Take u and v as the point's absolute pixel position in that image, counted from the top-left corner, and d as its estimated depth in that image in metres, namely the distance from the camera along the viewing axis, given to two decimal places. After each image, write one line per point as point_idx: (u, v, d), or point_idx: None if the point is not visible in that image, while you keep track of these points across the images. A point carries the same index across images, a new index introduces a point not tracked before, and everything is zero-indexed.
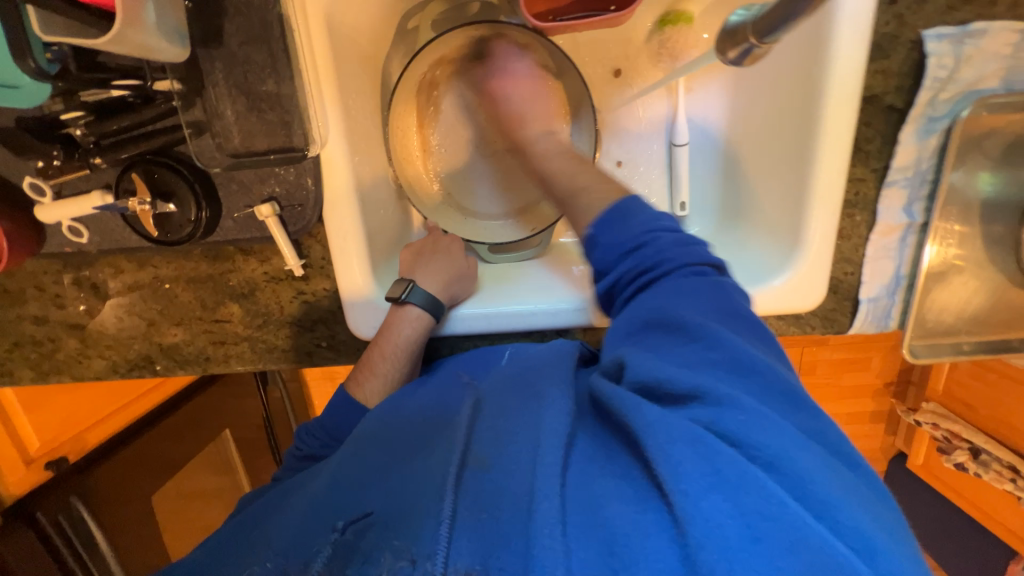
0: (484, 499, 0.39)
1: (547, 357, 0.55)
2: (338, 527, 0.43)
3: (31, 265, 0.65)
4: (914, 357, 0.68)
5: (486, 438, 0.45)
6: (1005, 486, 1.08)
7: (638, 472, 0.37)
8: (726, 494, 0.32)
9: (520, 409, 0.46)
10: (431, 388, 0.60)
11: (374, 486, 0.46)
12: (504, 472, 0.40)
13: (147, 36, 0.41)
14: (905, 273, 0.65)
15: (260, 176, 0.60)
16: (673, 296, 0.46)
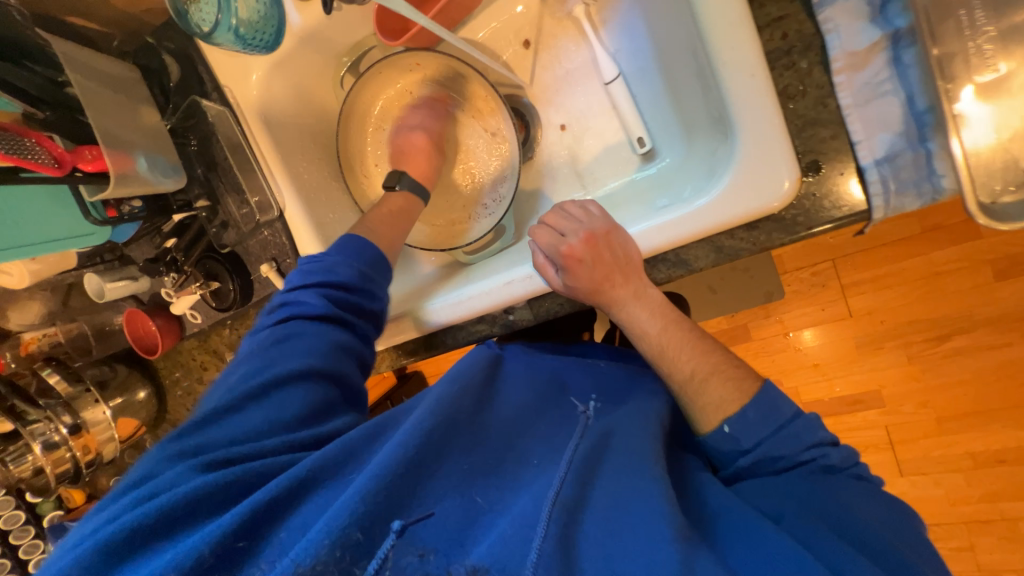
0: (601, 545, 0.44)
1: (632, 422, 0.59)
2: (395, 530, 0.41)
3: (187, 345, 1.00)
4: (1011, 223, 0.42)
5: (597, 493, 0.48)
6: None
7: None
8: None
9: (629, 471, 0.50)
10: (506, 389, 0.63)
11: (448, 482, 0.47)
12: (615, 537, 0.44)
13: (144, 178, 0.64)
14: (925, 106, 0.44)
15: (263, 245, 0.79)
16: (840, 500, 0.49)
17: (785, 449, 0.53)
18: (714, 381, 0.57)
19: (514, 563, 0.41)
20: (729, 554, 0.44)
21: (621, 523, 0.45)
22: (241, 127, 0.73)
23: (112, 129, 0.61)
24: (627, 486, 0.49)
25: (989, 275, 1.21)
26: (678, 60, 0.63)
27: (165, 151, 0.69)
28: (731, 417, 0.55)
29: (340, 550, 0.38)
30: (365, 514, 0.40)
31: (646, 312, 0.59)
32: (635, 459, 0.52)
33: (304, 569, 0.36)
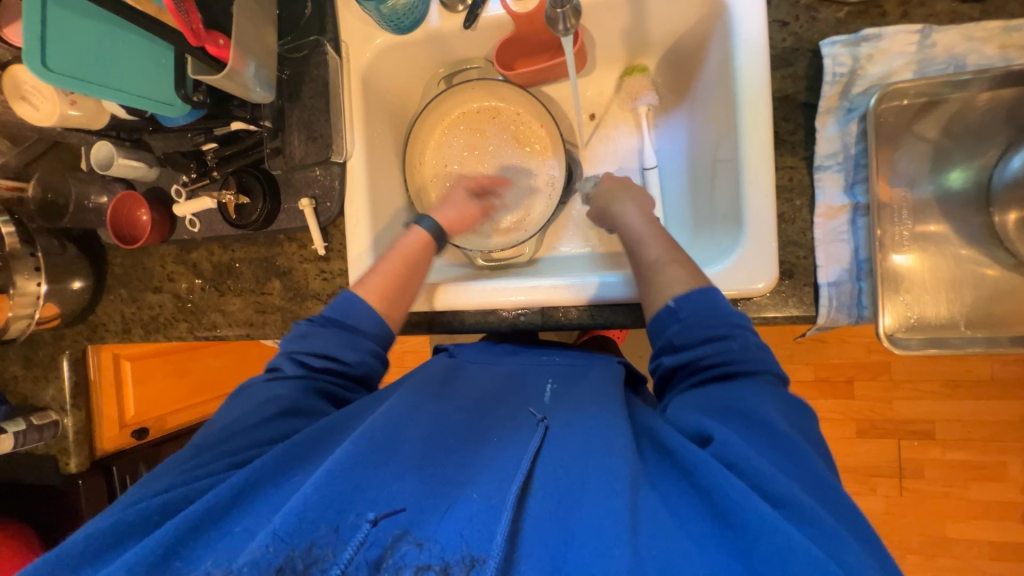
0: (545, 520, 0.45)
1: (581, 404, 0.60)
2: (371, 518, 0.44)
3: (162, 249, 0.95)
4: (902, 349, 0.63)
5: (546, 472, 0.49)
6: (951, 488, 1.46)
7: (698, 521, 0.45)
8: (789, 538, 0.40)
9: (589, 449, 0.51)
10: (462, 381, 0.67)
11: (405, 468, 0.49)
12: (570, 512, 0.45)
13: (246, 79, 0.69)
14: (864, 256, 0.64)
15: (308, 182, 0.83)
16: (755, 394, 0.54)
17: (704, 326, 0.59)
18: (673, 268, 0.66)
19: (484, 539, 0.43)
20: (671, 497, 0.47)
21: (579, 494, 0.47)
22: (342, 80, 0.81)
23: (241, 30, 0.66)
24: (586, 464, 0.49)
25: (853, 429, 1.49)
26: (705, 172, 0.82)
27: (268, 66, 0.74)
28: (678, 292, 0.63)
29: (326, 530, 0.43)
30: (324, 500, 0.44)
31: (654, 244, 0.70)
32: (580, 445, 0.52)
33: (299, 550, 0.41)
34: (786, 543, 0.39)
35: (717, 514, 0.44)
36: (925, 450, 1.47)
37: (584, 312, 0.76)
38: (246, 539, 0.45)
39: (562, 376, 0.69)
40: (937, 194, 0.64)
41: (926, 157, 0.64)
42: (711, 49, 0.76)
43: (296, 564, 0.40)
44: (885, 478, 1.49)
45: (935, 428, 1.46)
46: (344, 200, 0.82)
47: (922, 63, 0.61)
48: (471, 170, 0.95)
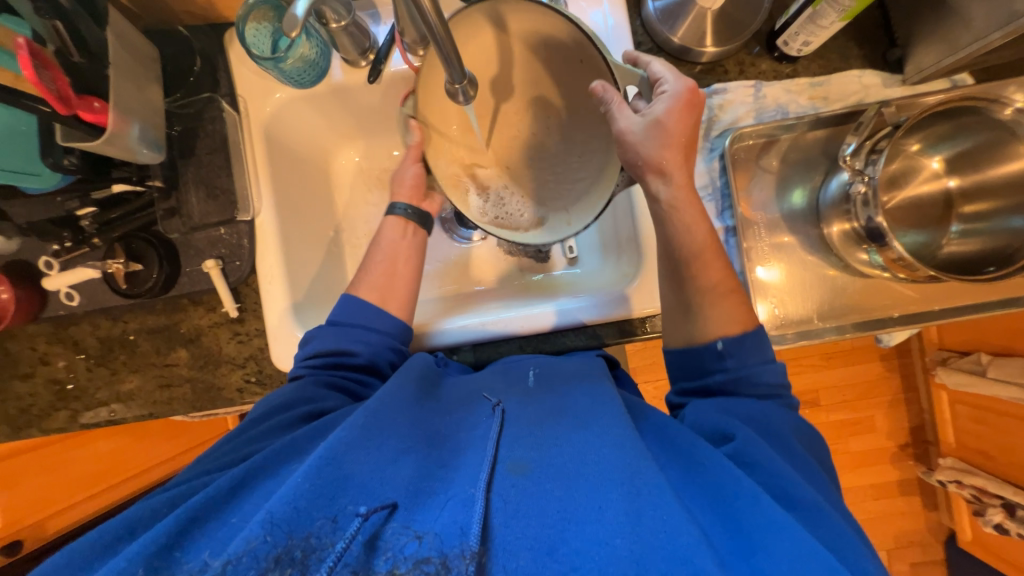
0: (542, 504, 0.40)
1: (589, 385, 0.57)
2: (361, 513, 0.39)
3: (30, 329, 0.83)
4: (776, 345, 0.76)
5: (553, 449, 0.46)
6: (844, 442, 1.69)
7: (706, 511, 0.43)
8: (796, 541, 0.38)
9: (593, 421, 0.49)
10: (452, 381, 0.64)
11: (395, 459, 0.44)
12: (576, 487, 0.41)
13: (130, 142, 0.64)
14: (739, 271, 0.76)
15: (211, 242, 0.78)
16: (777, 421, 0.57)
17: (755, 381, 0.62)
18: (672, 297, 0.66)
19: (469, 529, 0.38)
20: (680, 484, 0.46)
21: (592, 456, 0.44)
22: (243, 134, 0.79)
23: (121, 93, 0.62)
24: (585, 437, 0.46)
25: None
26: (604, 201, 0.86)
27: (156, 126, 0.69)
28: (727, 336, 0.63)
29: (325, 521, 0.38)
30: (307, 494, 0.38)
31: (706, 269, 0.66)
32: (575, 421, 0.49)
33: (298, 540, 0.36)
34: (795, 548, 0.38)
35: (713, 498, 0.44)
36: (816, 416, 1.69)
37: (515, 344, 0.78)
38: (224, 537, 0.39)
39: (543, 361, 0.67)
40: (785, 212, 0.78)
41: (772, 185, 0.79)
42: None
43: (296, 554, 0.36)
44: None
45: (820, 395, 1.69)
46: (255, 264, 0.78)
47: (758, 110, 0.76)
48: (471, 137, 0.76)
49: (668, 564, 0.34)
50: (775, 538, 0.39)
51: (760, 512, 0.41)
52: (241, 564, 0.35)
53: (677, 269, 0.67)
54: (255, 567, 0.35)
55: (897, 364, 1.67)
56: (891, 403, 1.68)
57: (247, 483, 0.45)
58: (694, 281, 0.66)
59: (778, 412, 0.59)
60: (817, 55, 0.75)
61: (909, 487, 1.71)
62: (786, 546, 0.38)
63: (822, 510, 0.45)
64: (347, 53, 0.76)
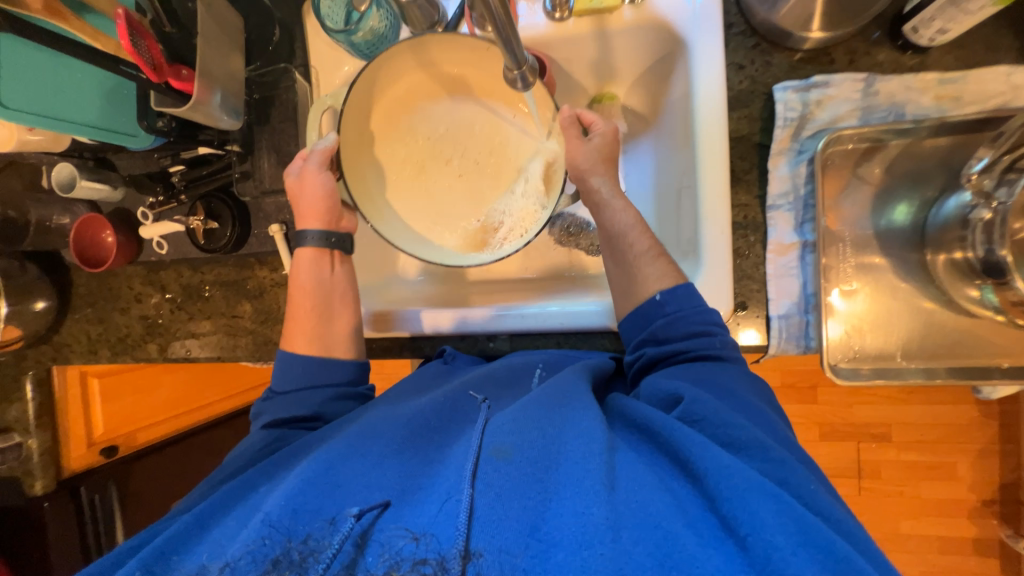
0: (515, 489, 0.39)
1: (563, 373, 0.56)
2: (352, 514, 0.40)
3: (129, 270, 0.94)
4: (845, 379, 0.67)
5: (522, 433, 0.44)
6: (913, 486, 1.52)
7: (680, 482, 0.40)
8: (774, 507, 0.34)
9: (565, 407, 0.47)
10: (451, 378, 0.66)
11: (380, 466, 0.46)
12: (549, 475, 0.40)
13: (212, 109, 0.68)
14: (813, 292, 0.67)
15: (278, 207, 0.83)
16: (728, 375, 0.53)
17: (690, 323, 0.59)
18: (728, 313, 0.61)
19: (453, 517, 0.38)
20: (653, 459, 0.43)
21: (561, 444, 0.42)
22: (313, 104, 0.81)
23: (207, 61, 0.66)
24: (558, 423, 0.45)
25: (817, 433, 1.54)
26: (669, 198, 0.79)
27: (237, 94, 0.73)
28: (665, 288, 0.61)
29: (324, 524, 0.40)
30: (296, 508, 0.42)
31: (642, 236, 0.65)
32: (550, 406, 0.48)
33: (296, 542, 0.40)
34: (747, 483, 0.36)
35: (683, 472, 0.41)
36: (883, 452, 1.52)
37: (552, 340, 0.76)
38: (233, 536, 0.43)
39: (552, 362, 0.65)
40: (882, 230, 0.68)
41: (869, 198, 0.68)
42: (673, 81, 0.75)
43: (294, 557, 0.39)
44: (848, 479, 1.55)
45: (892, 431, 1.51)
46: None
47: (866, 109, 0.65)
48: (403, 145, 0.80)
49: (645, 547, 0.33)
50: (747, 502, 0.35)
51: (725, 479, 0.37)
52: (242, 565, 0.39)
53: (628, 257, 0.65)
54: (256, 568, 0.38)
55: (995, 411, 1.45)
56: (980, 453, 1.47)
57: (228, 504, 0.49)
58: (631, 251, 0.65)
59: (734, 369, 0.55)
60: (954, 46, 0.63)
61: (986, 549, 1.50)
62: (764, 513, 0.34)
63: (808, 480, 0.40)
64: (416, 27, 0.75)
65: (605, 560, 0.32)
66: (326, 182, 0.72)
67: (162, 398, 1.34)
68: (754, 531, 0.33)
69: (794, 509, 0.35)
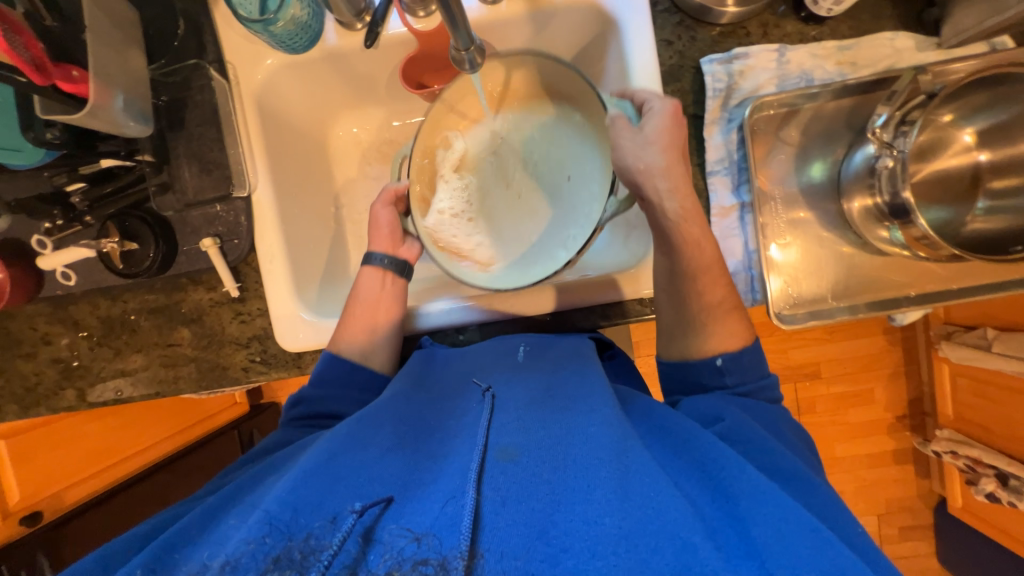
0: (526, 493, 0.39)
1: (566, 373, 0.58)
2: (355, 509, 0.38)
3: (29, 309, 0.81)
4: (788, 324, 0.74)
5: (535, 436, 0.45)
6: (843, 414, 1.72)
7: (696, 486, 0.42)
8: (785, 511, 0.38)
9: (579, 414, 0.48)
10: (440, 370, 0.65)
11: (378, 468, 0.44)
12: (562, 469, 0.41)
13: (114, 114, 0.60)
14: (753, 248, 0.73)
15: (207, 219, 0.76)
16: (764, 412, 0.57)
17: (755, 391, 0.61)
18: (686, 276, 0.64)
19: (461, 513, 0.37)
20: (667, 462, 0.45)
21: (576, 446, 0.44)
22: (235, 103, 0.74)
23: (101, 60, 0.58)
24: (568, 424, 0.47)
25: None
26: None
27: (142, 97, 0.65)
28: (727, 353, 0.62)
29: (324, 522, 0.37)
30: (294, 503, 0.39)
31: (712, 284, 0.64)
32: (568, 412, 0.49)
33: (297, 541, 0.36)
34: (782, 516, 0.37)
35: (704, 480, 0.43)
36: (817, 389, 1.71)
37: (522, 324, 0.76)
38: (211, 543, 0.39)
39: (534, 340, 0.68)
40: (805, 187, 0.75)
41: (790, 158, 0.75)
42: (608, 61, 0.77)
43: (295, 556, 0.35)
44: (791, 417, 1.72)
45: (821, 369, 1.69)
46: (253, 242, 0.76)
47: (782, 77, 0.71)
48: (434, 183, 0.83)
49: (659, 539, 0.34)
50: (759, 501, 0.39)
51: (743, 487, 0.41)
52: (242, 564, 0.34)
53: (675, 276, 0.65)
54: (255, 567, 0.34)
55: (899, 338, 1.67)
56: (892, 376, 1.69)
57: (229, 503, 0.45)
58: (699, 294, 0.64)
59: (777, 413, 0.59)
60: (847, 16, 0.70)
61: (903, 457, 1.74)
62: (781, 513, 0.38)
63: (813, 492, 0.45)
64: (342, 15, 0.71)
65: (620, 569, 0.32)
66: (388, 214, 0.76)
67: (90, 448, 1.19)
68: (783, 556, 0.34)
69: (820, 533, 0.37)
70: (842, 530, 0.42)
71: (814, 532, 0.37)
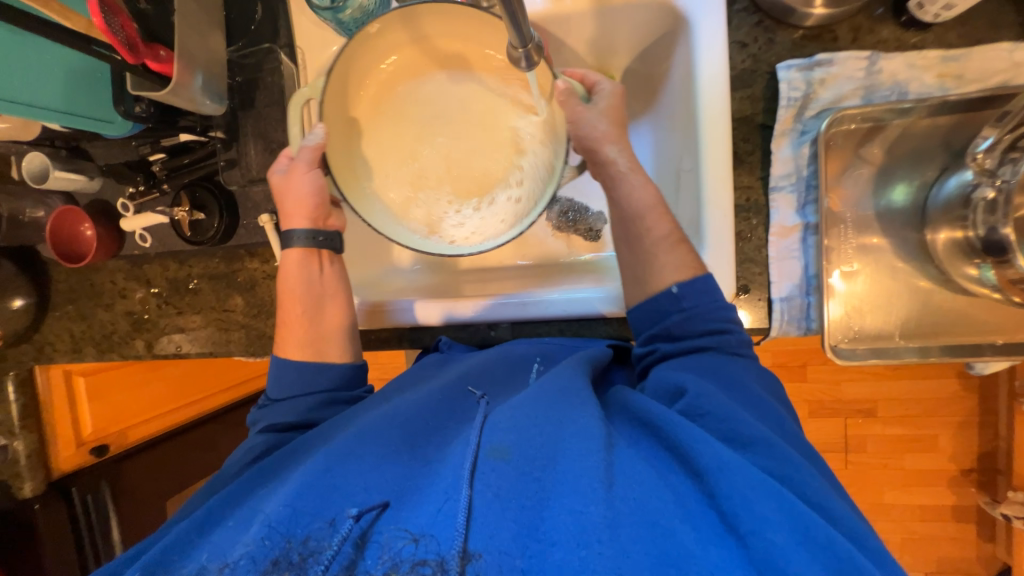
0: (513, 497, 0.38)
1: (560, 367, 0.55)
2: (352, 515, 0.40)
3: (111, 265, 0.90)
4: (845, 359, 0.68)
5: (516, 430, 0.43)
6: (897, 458, 1.57)
7: (676, 477, 0.40)
8: (772, 501, 0.36)
9: (558, 401, 0.46)
10: (449, 369, 0.65)
11: (374, 467, 0.45)
12: (548, 470, 0.40)
13: (193, 92, 0.64)
14: (814, 273, 0.68)
15: (268, 196, 0.80)
16: (736, 368, 0.53)
17: (705, 319, 0.57)
18: None
19: (452, 514, 0.38)
20: (646, 452, 0.43)
21: (558, 443, 0.42)
22: (301, 88, 0.78)
23: (186, 41, 0.62)
24: (551, 416, 0.45)
25: (807, 411, 1.58)
26: (668, 182, 0.77)
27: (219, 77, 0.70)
28: (681, 281, 0.59)
29: (323, 525, 0.40)
30: (294, 510, 0.41)
31: (660, 219, 0.61)
32: (544, 399, 0.47)
33: (296, 543, 0.39)
34: (755, 495, 0.36)
35: (684, 470, 0.41)
36: (869, 428, 1.57)
37: (554, 327, 0.75)
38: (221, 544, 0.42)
39: (549, 356, 0.65)
40: (883, 211, 0.68)
41: (869, 179, 0.68)
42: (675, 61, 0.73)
43: (294, 558, 0.38)
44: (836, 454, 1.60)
45: (878, 407, 1.55)
46: None
47: (870, 88, 0.64)
48: (395, 134, 0.74)
49: (648, 547, 0.34)
50: (737, 493, 0.36)
51: (717, 474, 0.38)
52: (241, 565, 0.38)
53: (629, 227, 0.63)
54: (255, 569, 0.38)
55: (976, 384, 1.50)
56: (962, 424, 1.52)
57: (230, 505, 0.49)
58: (649, 237, 0.62)
59: (741, 363, 0.54)
60: (958, 22, 0.62)
61: (964, 515, 1.57)
62: (763, 505, 0.35)
63: (800, 468, 0.41)
64: (406, 4, 0.72)
65: (603, 558, 0.33)
66: (312, 180, 0.68)
67: (147, 395, 1.30)
68: (757, 533, 0.34)
69: (804, 516, 0.35)
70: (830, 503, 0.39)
71: (805, 525, 0.34)
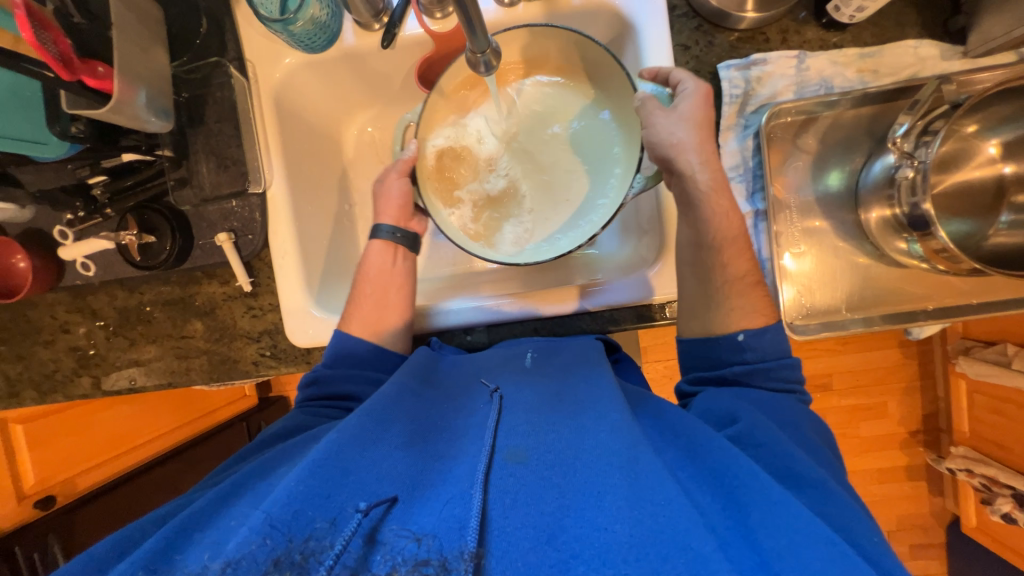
0: (534, 503, 0.38)
1: (576, 374, 0.57)
2: (361, 509, 0.38)
3: (49, 298, 0.83)
4: (800, 335, 0.73)
5: (543, 440, 0.45)
6: (854, 427, 1.68)
7: (708, 495, 0.41)
8: (797, 518, 0.37)
9: (585, 417, 0.48)
10: (457, 371, 0.65)
11: (383, 467, 0.43)
12: (569, 474, 0.41)
13: (137, 110, 0.61)
14: (767, 256, 0.72)
15: (223, 214, 0.77)
16: (786, 408, 0.56)
17: (766, 373, 0.60)
18: (698, 282, 0.63)
19: (468, 518, 0.37)
20: (674, 464, 0.44)
21: (584, 453, 0.43)
22: (253, 102, 0.76)
23: (126, 56, 0.59)
24: (577, 427, 0.46)
25: None
26: None
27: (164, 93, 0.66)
28: (748, 328, 0.61)
29: (325, 524, 0.37)
30: (302, 494, 0.38)
31: (738, 255, 0.64)
32: (577, 413, 0.48)
33: (298, 543, 0.35)
34: (791, 521, 0.37)
35: (719, 489, 0.41)
36: (826, 400, 1.68)
37: (530, 327, 0.76)
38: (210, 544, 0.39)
39: (542, 347, 0.66)
40: (822, 195, 0.74)
41: (808, 166, 0.74)
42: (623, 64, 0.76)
43: (295, 558, 0.34)
44: None
45: (832, 380, 1.66)
46: (267, 239, 0.77)
47: (801, 84, 0.70)
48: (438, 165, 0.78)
49: (670, 548, 0.33)
50: (768, 512, 0.38)
51: (755, 495, 0.40)
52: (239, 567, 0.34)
53: (702, 255, 0.64)
54: (256, 570, 0.34)
55: (914, 351, 1.63)
56: (906, 390, 1.66)
57: (232, 496, 0.47)
58: (721, 270, 0.64)
59: (789, 402, 0.57)
60: (871, 22, 0.69)
61: (916, 473, 1.70)
62: (790, 518, 0.37)
63: (827, 496, 0.43)
64: (359, 16, 0.72)
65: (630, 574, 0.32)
66: (400, 186, 0.76)
67: (98, 438, 1.22)
68: (785, 551, 0.35)
69: (841, 548, 0.35)
70: (858, 540, 0.40)
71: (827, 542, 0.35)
